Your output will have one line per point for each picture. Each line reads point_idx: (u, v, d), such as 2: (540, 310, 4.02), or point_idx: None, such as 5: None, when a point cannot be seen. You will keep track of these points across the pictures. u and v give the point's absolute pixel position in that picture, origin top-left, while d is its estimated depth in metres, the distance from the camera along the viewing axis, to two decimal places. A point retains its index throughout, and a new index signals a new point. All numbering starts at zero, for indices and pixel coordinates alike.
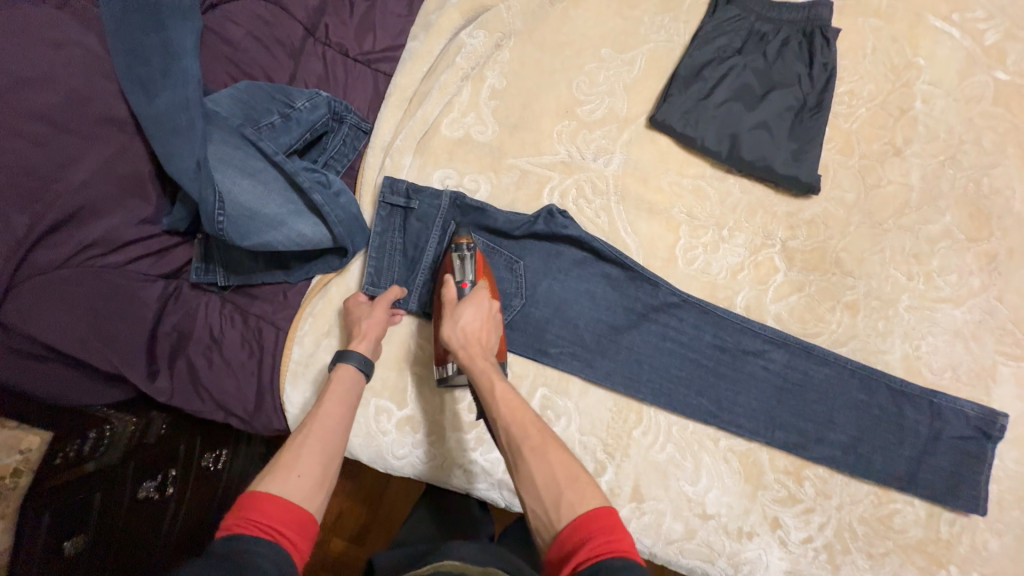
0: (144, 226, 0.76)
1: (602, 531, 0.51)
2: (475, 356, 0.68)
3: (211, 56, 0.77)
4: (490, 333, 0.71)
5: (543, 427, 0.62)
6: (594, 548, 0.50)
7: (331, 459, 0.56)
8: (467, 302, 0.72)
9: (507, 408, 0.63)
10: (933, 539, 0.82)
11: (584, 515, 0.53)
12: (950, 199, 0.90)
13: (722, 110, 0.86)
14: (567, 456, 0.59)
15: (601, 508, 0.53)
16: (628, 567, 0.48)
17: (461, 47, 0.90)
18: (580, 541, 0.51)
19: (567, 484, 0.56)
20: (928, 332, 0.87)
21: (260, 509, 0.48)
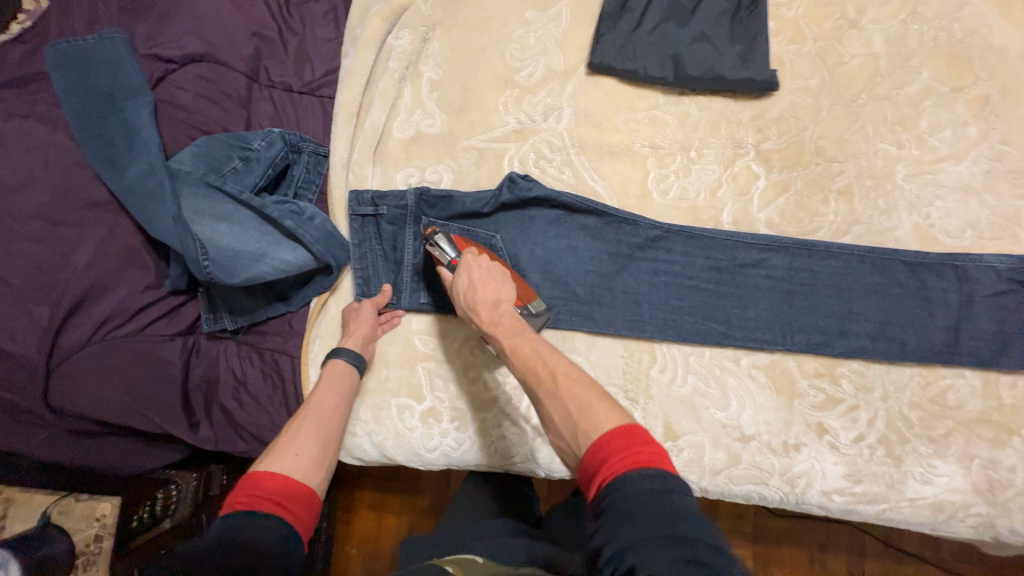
0: (151, 291, 0.82)
1: (625, 447, 0.50)
2: (487, 319, 0.69)
3: (169, 124, 0.83)
4: (490, 287, 0.72)
5: (564, 365, 0.62)
6: (615, 464, 0.49)
7: (326, 441, 0.63)
8: (460, 275, 0.73)
9: (521, 360, 0.63)
10: (995, 408, 0.77)
11: (606, 435, 0.52)
12: (922, 55, 0.85)
13: (656, 35, 0.85)
14: (580, 386, 0.58)
15: (621, 427, 0.52)
16: (649, 481, 0.47)
17: (392, 51, 0.92)
18: (604, 456, 0.51)
19: (583, 413, 0.55)
20: (935, 196, 0.81)
21: (264, 486, 0.54)
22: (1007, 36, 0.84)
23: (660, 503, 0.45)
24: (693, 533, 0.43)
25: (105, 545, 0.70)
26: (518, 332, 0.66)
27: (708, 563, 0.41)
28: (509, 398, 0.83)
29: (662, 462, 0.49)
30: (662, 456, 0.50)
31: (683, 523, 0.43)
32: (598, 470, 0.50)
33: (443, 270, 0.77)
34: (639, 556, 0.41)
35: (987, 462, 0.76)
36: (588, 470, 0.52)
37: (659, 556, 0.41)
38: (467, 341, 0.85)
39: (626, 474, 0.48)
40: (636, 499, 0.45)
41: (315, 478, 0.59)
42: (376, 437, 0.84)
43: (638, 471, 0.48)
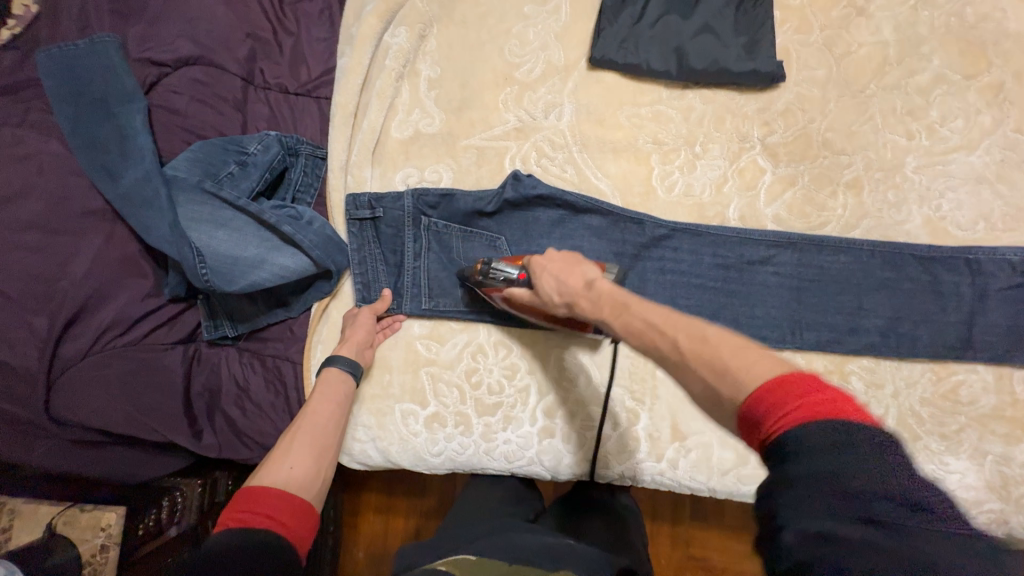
0: (150, 300, 0.81)
1: (793, 397, 0.40)
2: (588, 304, 0.62)
3: (165, 130, 0.82)
4: (571, 271, 0.66)
5: (687, 325, 0.51)
6: (787, 417, 0.39)
7: (321, 451, 0.64)
8: (541, 277, 0.67)
9: (636, 336, 0.54)
10: (1009, 403, 0.75)
11: (767, 387, 0.41)
12: (933, 41, 0.82)
13: (658, 27, 0.82)
14: (716, 348, 0.47)
15: (776, 379, 0.41)
16: (832, 436, 0.37)
17: (388, 48, 0.90)
18: (769, 408, 0.40)
19: (731, 371, 0.44)
20: (947, 187, 0.80)
21: (256, 499, 0.54)
22: (1020, 20, 0.81)
23: (850, 462, 0.36)
24: (885, 492, 0.35)
25: (112, 554, 0.68)
26: (623, 308, 0.57)
27: (898, 525, 0.34)
28: (513, 402, 0.82)
29: (843, 408, 0.39)
30: (841, 401, 0.39)
31: (879, 482, 0.35)
32: (761, 422, 0.41)
33: (512, 288, 0.71)
34: (812, 518, 0.35)
35: (1000, 457, 0.74)
36: (744, 422, 0.42)
37: (847, 526, 0.34)
38: (470, 344, 0.84)
39: (801, 429, 0.38)
40: (816, 458, 0.36)
41: (310, 490, 0.59)
42: (380, 442, 0.83)
43: (816, 424, 0.38)
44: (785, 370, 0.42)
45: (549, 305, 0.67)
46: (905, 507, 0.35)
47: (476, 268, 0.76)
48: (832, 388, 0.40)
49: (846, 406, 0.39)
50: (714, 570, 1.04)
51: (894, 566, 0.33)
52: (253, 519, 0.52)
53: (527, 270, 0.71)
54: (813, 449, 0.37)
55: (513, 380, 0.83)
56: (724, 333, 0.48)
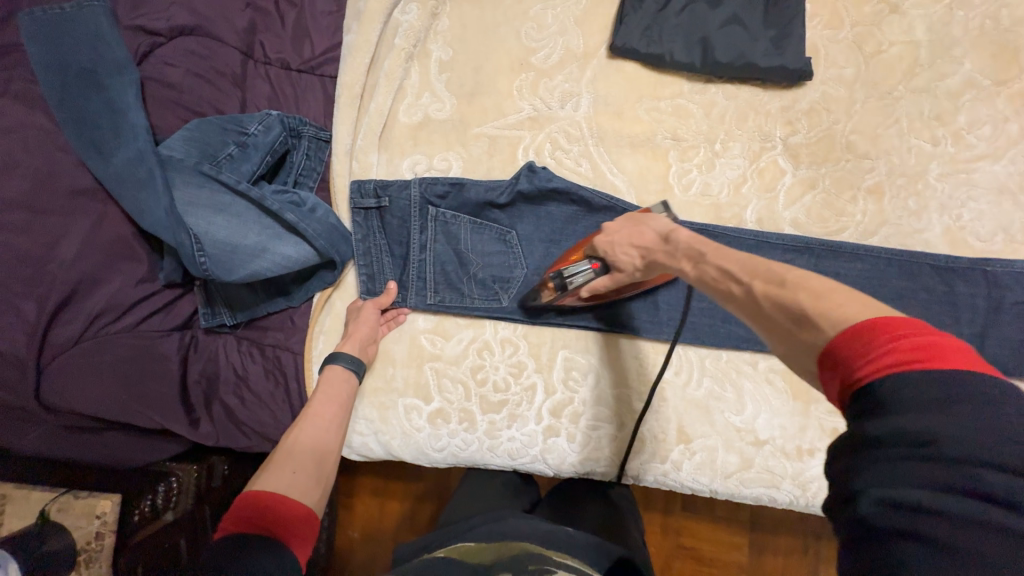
0: (144, 285, 0.77)
1: (889, 339, 0.37)
2: (665, 256, 0.62)
3: (158, 104, 0.77)
4: (635, 234, 0.68)
5: (762, 269, 0.49)
6: (880, 361, 0.36)
7: (324, 455, 0.63)
8: (616, 255, 0.69)
9: (712, 285, 0.54)
10: None
11: (857, 330, 0.38)
12: (966, 43, 0.80)
13: (684, 16, 0.79)
14: (802, 284, 0.45)
15: (870, 321, 0.39)
16: (929, 387, 0.34)
17: (398, 27, 0.86)
18: (861, 353, 0.38)
19: (816, 314, 0.42)
20: (968, 197, 0.78)
21: (261, 505, 0.53)
22: None
23: (953, 420, 0.32)
24: (984, 455, 0.31)
25: (106, 542, 0.67)
26: (699, 256, 0.57)
27: (998, 494, 0.30)
28: (519, 400, 0.81)
29: (950, 358, 0.35)
30: (947, 350, 0.36)
31: (987, 448, 0.31)
32: (851, 368, 0.38)
33: (594, 283, 0.72)
34: (889, 484, 0.32)
35: None
36: (830, 367, 0.40)
37: (937, 491, 0.31)
38: (476, 341, 0.82)
39: (893, 378, 0.35)
40: (906, 414, 0.33)
41: (312, 495, 0.58)
42: (382, 436, 0.82)
43: (911, 376, 0.35)
44: (878, 315, 0.39)
45: (635, 272, 0.68)
46: (1019, 481, 0.31)
47: (549, 287, 0.74)
48: (939, 335, 0.37)
49: (956, 356, 0.35)
50: (703, 559, 1.06)
51: (991, 540, 0.30)
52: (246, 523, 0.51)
53: (599, 259, 0.72)
54: (903, 403, 0.34)
55: (519, 378, 0.81)
56: (806, 274, 0.46)
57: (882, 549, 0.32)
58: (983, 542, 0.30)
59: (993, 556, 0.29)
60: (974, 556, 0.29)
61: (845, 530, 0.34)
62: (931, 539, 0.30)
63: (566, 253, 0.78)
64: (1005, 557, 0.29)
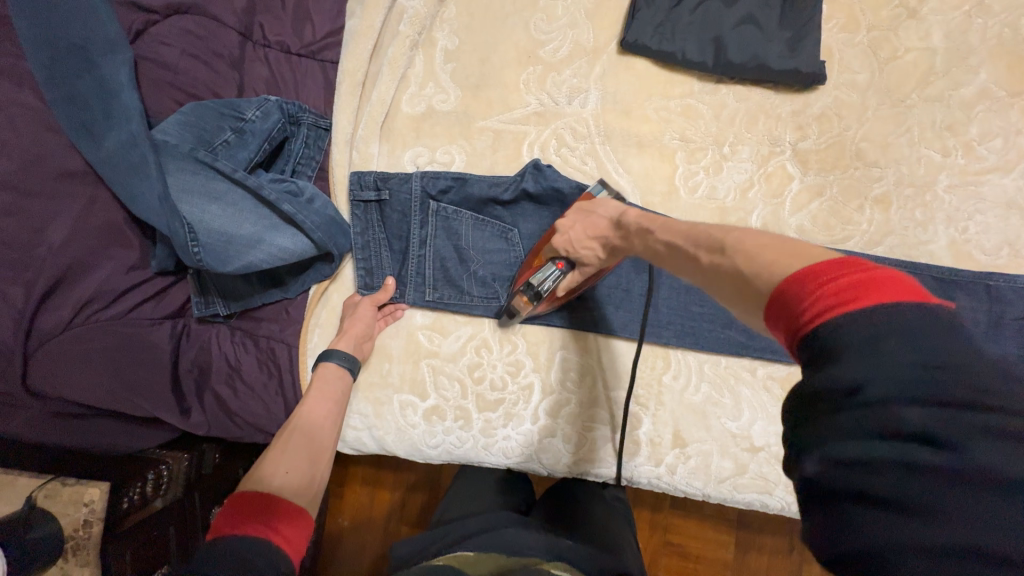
0: (135, 272, 0.76)
1: (830, 280, 0.34)
2: (621, 241, 0.62)
3: (152, 85, 0.74)
4: (587, 226, 0.67)
5: (705, 236, 0.48)
6: (821, 304, 0.34)
7: (317, 457, 0.62)
8: (578, 250, 0.68)
9: (665, 258, 0.53)
10: None
11: (798, 278, 0.36)
12: (983, 53, 0.78)
13: (698, 13, 0.77)
14: (739, 244, 0.43)
15: (797, 274, 0.36)
16: (869, 328, 0.31)
17: (403, 13, 0.83)
18: (803, 298, 0.35)
19: (751, 278, 0.40)
20: (975, 210, 0.77)
21: (254, 507, 0.51)
22: None
23: (888, 361, 0.30)
24: (922, 395, 0.29)
25: (95, 529, 0.64)
26: (648, 233, 0.56)
27: (937, 434, 0.29)
28: (515, 399, 0.80)
29: (884, 293, 0.33)
30: (879, 284, 0.33)
31: (925, 389, 0.29)
32: (794, 316, 0.35)
33: (565, 281, 0.71)
34: (831, 442, 0.31)
35: None
36: (775, 317, 0.37)
37: (879, 444, 0.30)
38: (474, 338, 0.81)
39: (832, 326, 0.33)
40: (844, 363, 0.31)
41: (305, 497, 0.58)
42: (376, 431, 0.81)
43: (845, 321, 0.32)
44: (818, 261, 0.37)
45: (600, 262, 0.68)
46: (964, 418, 0.29)
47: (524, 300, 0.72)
48: (872, 269, 0.34)
49: (889, 290, 0.33)
50: (689, 556, 1.07)
51: (937, 485, 0.28)
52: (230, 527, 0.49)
53: (561, 258, 0.70)
54: (842, 349, 0.32)
55: (517, 377, 0.80)
56: (745, 234, 0.44)
57: (831, 508, 0.31)
58: (932, 488, 0.28)
59: (940, 503, 0.28)
60: (918, 505, 0.28)
61: (798, 488, 0.33)
62: (877, 495, 0.29)
63: (527, 259, 0.77)
64: (952, 501, 0.28)
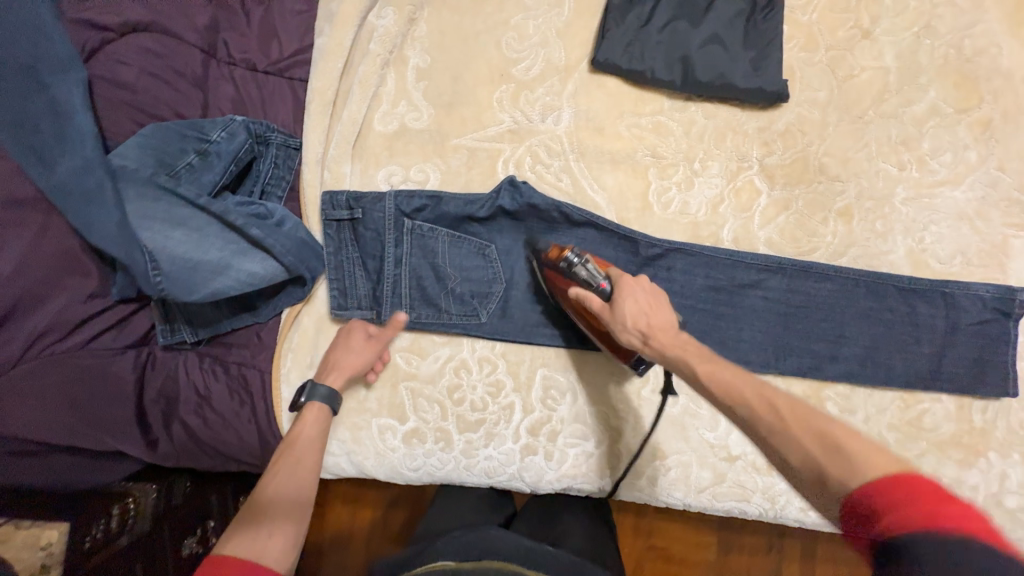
0: (94, 301, 0.72)
1: (932, 497, 0.41)
2: (669, 346, 0.60)
3: (108, 105, 0.71)
4: (659, 311, 0.64)
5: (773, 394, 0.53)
6: (921, 512, 0.40)
7: (298, 508, 0.60)
8: (616, 317, 0.63)
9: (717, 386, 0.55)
10: (967, 431, 0.79)
11: (899, 479, 0.43)
12: (931, 72, 0.83)
13: (666, 33, 0.78)
14: (814, 418, 0.50)
15: (891, 474, 0.43)
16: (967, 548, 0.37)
17: (373, 31, 0.82)
18: (904, 498, 0.41)
19: (835, 455, 0.46)
20: (930, 221, 0.81)
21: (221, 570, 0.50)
22: (1014, 58, 0.82)
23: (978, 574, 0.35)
24: None
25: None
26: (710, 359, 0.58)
27: None
28: (496, 419, 0.79)
29: (979, 528, 0.39)
30: (979, 523, 0.39)
31: None
32: (892, 509, 0.41)
33: (588, 295, 0.66)
34: None
35: (954, 481, 0.78)
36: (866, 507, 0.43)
37: None
38: (453, 359, 0.80)
39: (929, 529, 0.38)
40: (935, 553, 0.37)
41: (270, 548, 0.55)
42: (355, 456, 0.79)
43: (943, 531, 0.38)
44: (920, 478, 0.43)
45: (621, 329, 0.63)
46: None
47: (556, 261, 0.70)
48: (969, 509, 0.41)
49: (985, 530, 0.39)
50: (673, 558, 1.08)
51: None
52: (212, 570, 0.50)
53: (609, 281, 0.67)
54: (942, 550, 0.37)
55: (497, 397, 0.80)
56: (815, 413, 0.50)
57: None
58: None
59: None
60: None
61: None
62: None
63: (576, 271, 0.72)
64: None
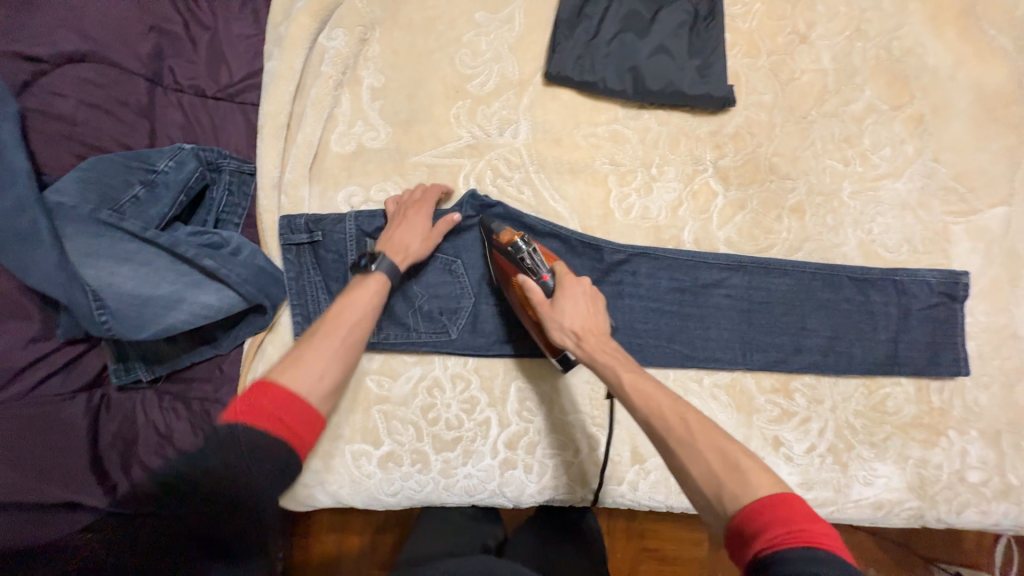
0: (37, 345, 0.68)
1: (798, 518, 0.47)
2: (600, 353, 0.63)
3: (45, 139, 0.68)
4: (597, 317, 0.66)
5: (684, 413, 0.57)
6: (789, 533, 0.46)
7: (340, 360, 0.68)
8: (555, 315, 0.65)
9: (642, 397, 0.58)
10: (927, 412, 0.82)
11: (776, 499, 0.48)
12: (865, 72, 0.87)
13: (614, 45, 0.80)
14: (719, 437, 0.55)
15: (778, 494, 0.49)
16: (822, 561, 0.43)
17: (324, 53, 0.82)
18: (776, 520, 0.47)
19: (728, 482, 0.51)
20: (877, 213, 0.85)
21: (259, 398, 0.60)
22: (938, 56, 0.87)
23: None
24: None
25: None
26: (636, 368, 0.62)
27: None
28: (473, 436, 0.78)
29: (831, 542, 0.46)
30: (831, 537, 0.46)
31: None
32: (769, 529, 0.47)
33: (532, 287, 0.67)
34: None
35: (919, 461, 0.81)
36: (747, 529, 0.48)
37: None
38: (425, 378, 0.79)
39: (796, 549, 0.44)
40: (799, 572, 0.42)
41: (314, 386, 0.65)
42: (329, 486, 0.77)
43: (805, 551, 0.44)
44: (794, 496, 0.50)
45: (556, 327, 0.65)
46: None
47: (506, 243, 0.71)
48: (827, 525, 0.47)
49: (834, 543, 0.46)
50: (666, 558, 1.08)
51: None
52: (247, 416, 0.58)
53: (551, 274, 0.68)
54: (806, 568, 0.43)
55: (472, 414, 0.79)
56: (717, 433, 0.56)
57: None
58: None
59: None
60: None
61: None
62: None
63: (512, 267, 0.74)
64: None
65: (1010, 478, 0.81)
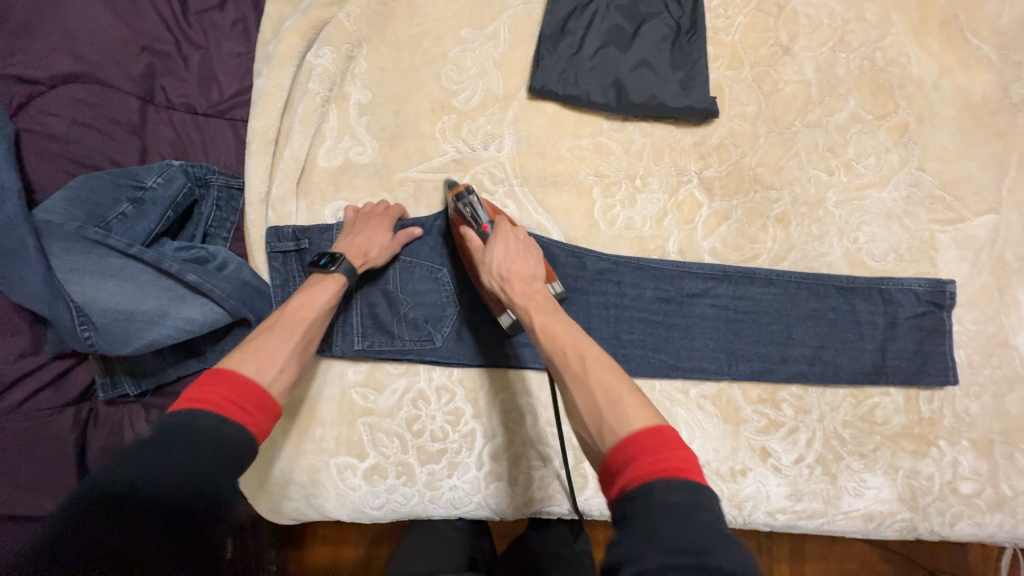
0: (27, 359, 0.70)
1: (662, 448, 0.47)
2: (522, 296, 0.62)
3: (40, 158, 0.70)
4: (528, 262, 0.65)
5: (575, 352, 0.56)
6: (651, 465, 0.46)
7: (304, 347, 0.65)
8: (485, 259, 0.66)
9: (546, 334, 0.58)
10: (917, 422, 0.81)
11: (644, 431, 0.48)
12: (849, 82, 0.88)
13: (597, 59, 0.81)
14: (610, 375, 0.53)
15: (652, 427, 0.48)
16: (680, 491, 0.44)
17: (312, 71, 0.83)
18: (639, 452, 0.47)
19: (606, 415, 0.51)
20: (862, 222, 0.85)
21: (213, 387, 0.54)
22: (922, 66, 0.88)
23: (693, 521, 0.42)
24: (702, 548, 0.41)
25: None
26: (552, 311, 0.60)
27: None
28: (458, 447, 0.78)
29: (693, 473, 0.46)
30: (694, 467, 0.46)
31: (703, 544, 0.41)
32: (633, 461, 0.47)
33: (471, 234, 0.69)
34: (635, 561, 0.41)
35: (910, 472, 0.80)
36: (613, 462, 0.48)
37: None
38: (410, 390, 0.79)
39: (657, 483, 0.44)
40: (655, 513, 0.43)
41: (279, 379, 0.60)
42: (314, 499, 0.77)
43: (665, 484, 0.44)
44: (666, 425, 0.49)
45: (485, 270, 0.66)
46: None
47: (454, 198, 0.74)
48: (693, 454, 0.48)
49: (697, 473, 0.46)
50: None
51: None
52: (212, 404, 0.53)
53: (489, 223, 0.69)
54: (664, 502, 0.43)
55: (457, 425, 0.79)
56: (604, 368, 0.54)
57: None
58: None
59: None
60: None
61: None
62: None
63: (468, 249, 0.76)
64: None
65: (1003, 489, 0.80)
